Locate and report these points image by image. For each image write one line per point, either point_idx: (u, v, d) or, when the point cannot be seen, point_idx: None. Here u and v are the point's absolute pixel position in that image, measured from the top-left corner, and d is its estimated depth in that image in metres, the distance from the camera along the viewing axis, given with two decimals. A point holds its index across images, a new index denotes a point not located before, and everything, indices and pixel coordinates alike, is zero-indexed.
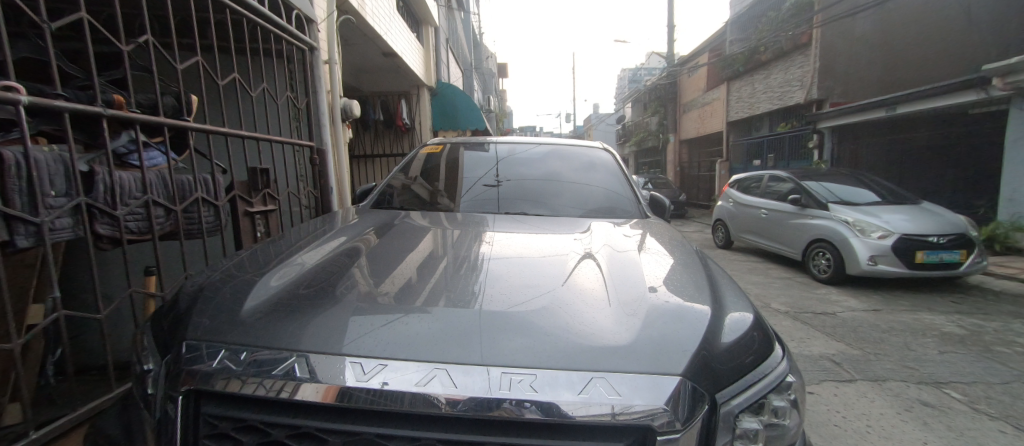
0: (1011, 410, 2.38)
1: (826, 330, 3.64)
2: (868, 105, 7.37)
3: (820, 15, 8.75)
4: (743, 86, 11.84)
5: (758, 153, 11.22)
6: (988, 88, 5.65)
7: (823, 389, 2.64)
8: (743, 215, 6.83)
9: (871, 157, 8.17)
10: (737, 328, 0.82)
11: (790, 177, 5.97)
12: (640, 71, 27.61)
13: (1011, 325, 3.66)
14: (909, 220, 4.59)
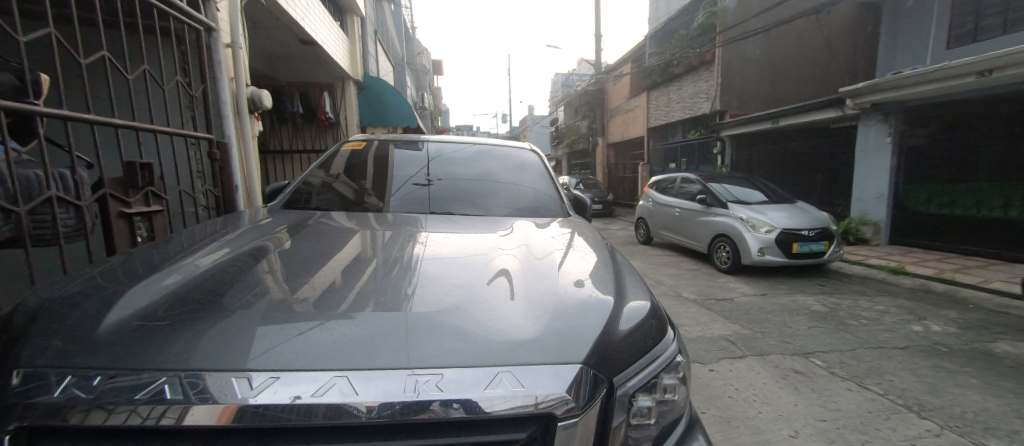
0: (855, 371, 2.93)
1: (725, 314, 4.14)
2: (757, 117, 8.50)
3: (722, 36, 9.89)
4: (660, 96, 12.93)
5: (673, 157, 12.34)
6: (842, 108, 6.86)
7: (722, 366, 2.99)
8: (660, 213, 7.47)
9: (761, 162, 9.43)
10: (634, 315, 0.91)
11: (698, 179, 6.67)
12: (572, 76, 28.85)
13: (858, 302, 4.48)
14: (788, 217, 5.40)
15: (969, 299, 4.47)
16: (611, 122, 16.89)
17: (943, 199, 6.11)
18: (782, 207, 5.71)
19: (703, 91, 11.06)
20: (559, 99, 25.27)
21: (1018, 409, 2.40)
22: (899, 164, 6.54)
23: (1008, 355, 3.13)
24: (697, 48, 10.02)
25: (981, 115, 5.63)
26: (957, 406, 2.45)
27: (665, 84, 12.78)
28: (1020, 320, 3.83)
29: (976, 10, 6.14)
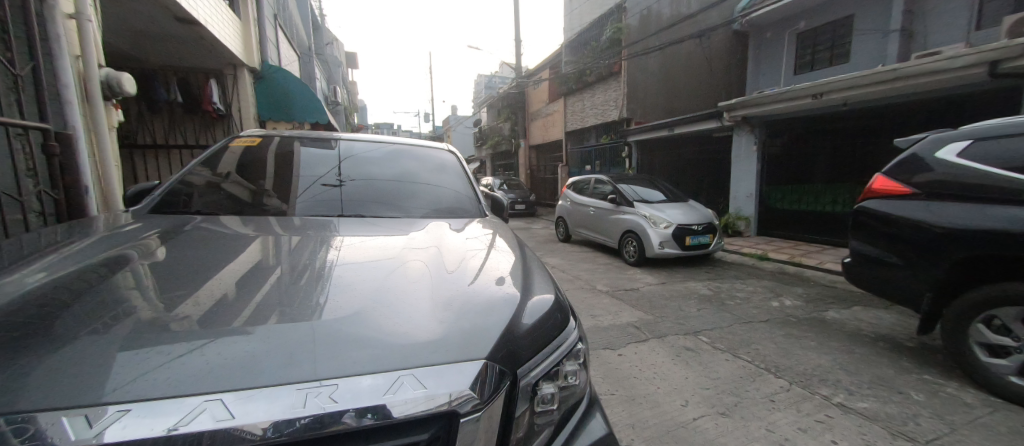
0: (732, 343, 3.43)
1: (632, 303, 4.55)
2: (657, 125, 9.47)
3: (627, 50, 10.82)
4: (576, 103, 13.74)
5: (588, 160, 13.16)
6: (721, 119, 7.99)
7: (629, 350, 3.28)
8: (577, 212, 7.95)
9: (661, 165, 10.51)
10: (539, 308, 0.96)
11: (609, 180, 7.23)
12: (494, 78, 29.16)
13: (736, 285, 5.26)
14: (682, 214, 6.12)
15: (812, 278, 5.50)
16: (531, 125, 17.43)
17: (793, 197, 7.47)
18: (678, 205, 6.45)
19: (612, 100, 12.01)
20: (481, 100, 25.29)
21: (840, 362, 3.03)
22: (764, 168, 7.81)
23: (836, 321, 3.93)
24: (606, 60, 10.84)
25: (819, 130, 7.02)
26: (802, 365, 3.01)
27: (579, 91, 13.57)
28: (845, 293, 4.83)
29: (813, 46, 7.99)
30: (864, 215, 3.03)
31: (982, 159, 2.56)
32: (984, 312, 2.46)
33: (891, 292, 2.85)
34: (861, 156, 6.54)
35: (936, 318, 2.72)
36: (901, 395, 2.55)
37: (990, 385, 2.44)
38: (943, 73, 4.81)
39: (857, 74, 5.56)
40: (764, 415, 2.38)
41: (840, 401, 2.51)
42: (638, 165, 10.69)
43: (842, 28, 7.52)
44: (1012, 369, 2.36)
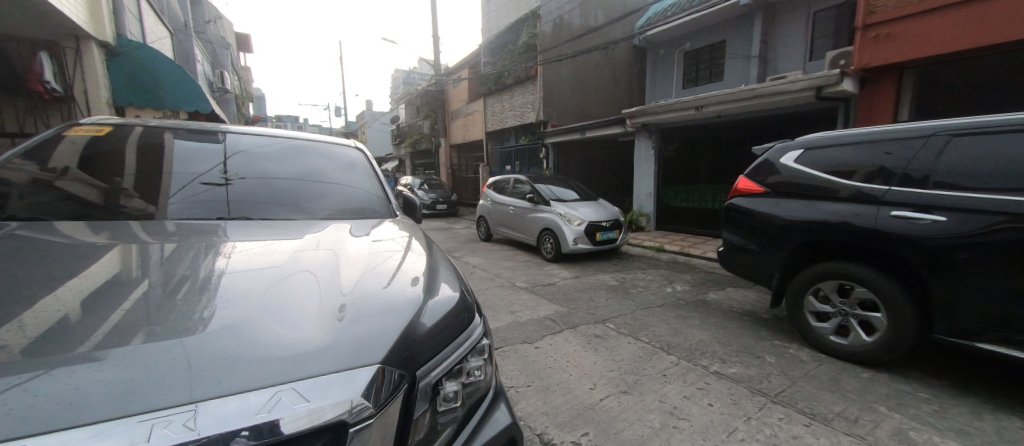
0: (633, 327, 3.80)
1: (549, 297, 4.76)
2: (570, 129, 9.99)
3: (542, 55, 11.23)
4: (494, 103, 13.77)
5: (508, 160, 13.33)
6: (624, 125, 8.73)
7: (545, 342, 3.43)
8: (497, 212, 8.07)
9: (575, 166, 11.13)
10: (443, 306, 0.98)
11: (527, 180, 7.46)
12: (412, 74, 28.09)
13: (638, 276, 5.80)
14: (593, 212, 6.56)
15: (698, 266, 6.32)
16: (451, 124, 17.15)
17: (682, 195, 8.49)
18: (589, 203, 6.89)
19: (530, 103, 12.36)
20: (398, 96, 24.14)
21: (715, 336, 3.55)
22: (660, 170, 8.73)
23: (715, 301, 4.58)
24: (522, 63, 11.13)
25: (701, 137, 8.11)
26: (688, 341, 3.45)
27: (497, 93, 13.71)
28: (722, 277, 5.64)
29: (696, 65, 9.42)
30: (733, 211, 3.57)
31: (811, 165, 3.17)
32: (812, 286, 3.09)
33: (753, 274, 3.42)
34: (733, 160, 7.67)
35: (783, 293, 3.34)
36: (758, 358, 3.07)
37: (817, 344, 3.07)
38: (786, 95, 5.88)
39: (727, 92, 6.55)
40: (658, 388, 2.67)
41: (715, 369, 2.94)
42: (555, 166, 11.17)
43: (717, 51, 8.94)
44: (831, 330, 3.00)
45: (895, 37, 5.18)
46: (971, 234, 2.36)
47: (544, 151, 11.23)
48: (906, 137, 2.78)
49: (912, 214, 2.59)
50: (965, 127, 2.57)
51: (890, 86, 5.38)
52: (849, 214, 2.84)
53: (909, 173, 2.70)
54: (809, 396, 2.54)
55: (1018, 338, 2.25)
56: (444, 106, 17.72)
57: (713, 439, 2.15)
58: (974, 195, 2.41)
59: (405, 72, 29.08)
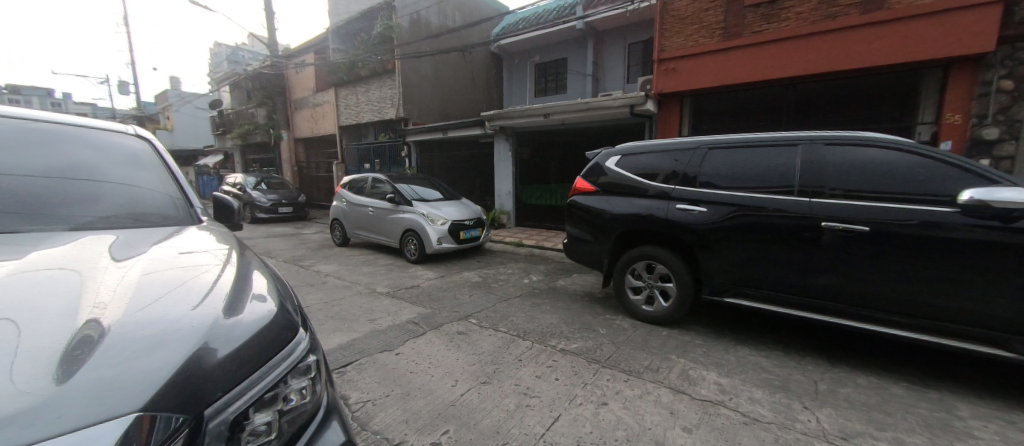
0: (494, 320, 3.98)
1: (412, 300, 4.60)
2: (431, 128, 9.82)
3: (399, 49, 10.69)
4: (347, 95, 12.57)
5: (365, 158, 12.33)
6: (483, 126, 9.03)
7: (406, 347, 3.30)
8: (355, 214, 7.43)
9: (437, 166, 11.04)
10: (245, 331, 0.89)
11: (387, 179, 7.05)
12: (240, 52, 23.37)
13: (500, 270, 6.09)
14: (456, 211, 6.56)
15: (551, 257, 6.99)
16: (294, 114, 14.93)
17: (536, 194, 9.26)
18: (452, 203, 6.88)
19: (387, 99, 11.45)
20: (220, 76, 19.72)
21: (562, 317, 4.00)
22: (516, 170, 9.34)
23: (564, 287, 5.16)
24: (378, 55, 10.40)
25: (549, 142, 8.99)
26: (541, 326, 3.80)
27: (350, 83, 12.49)
28: (570, 265, 6.38)
29: (547, 76, 10.53)
30: (574, 207, 4.12)
31: (627, 168, 3.87)
32: (629, 266, 3.78)
33: (589, 261, 4.00)
34: (575, 162, 8.68)
35: (610, 275, 3.99)
36: (593, 332, 3.59)
37: (634, 313, 3.76)
38: (610, 110, 6.99)
39: (566, 103, 7.39)
40: (514, 374, 2.86)
41: (561, 347, 3.31)
42: (417, 165, 10.87)
43: (561, 66, 10.21)
44: (642, 301, 3.73)
45: (677, 71, 6.71)
46: (721, 220, 3.22)
47: (405, 149, 10.84)
48: (683, 148, 3.61)
49: (686, 206, 3.41)
50: (716, 142, 3.45)
51: (675, 109, 6.97)
52: (650, 208, 3.58)
53: (687, 174, 3.51)
54: (627, 357, 3.10)
55: (747, 291, 3.17)
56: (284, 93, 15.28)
57: (558, 409, 2.42)
58: (721, 192, 3.28)
59: (228, 47, 24.01)
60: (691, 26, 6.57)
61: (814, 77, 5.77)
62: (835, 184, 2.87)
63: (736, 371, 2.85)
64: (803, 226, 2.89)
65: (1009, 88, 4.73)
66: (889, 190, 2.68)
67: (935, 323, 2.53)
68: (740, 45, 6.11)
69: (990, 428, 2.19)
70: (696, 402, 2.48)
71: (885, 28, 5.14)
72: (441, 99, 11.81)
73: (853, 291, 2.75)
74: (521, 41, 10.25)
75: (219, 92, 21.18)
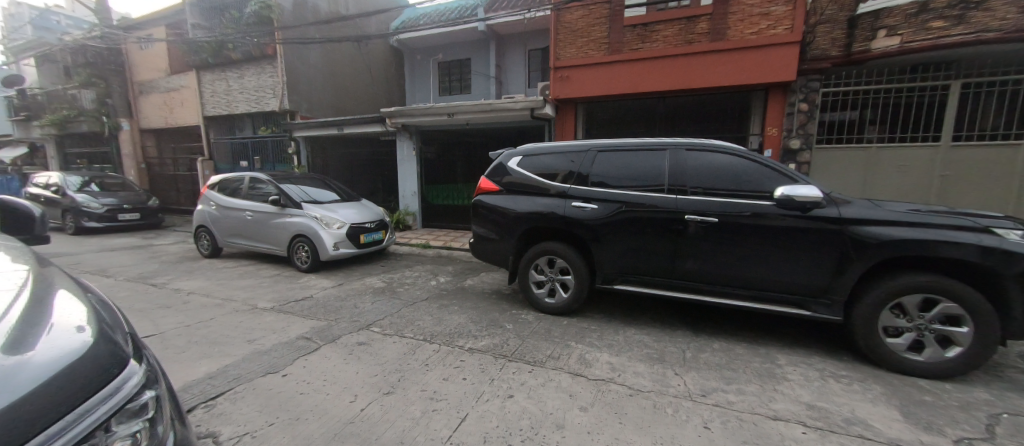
0: (398, 326, 3.79)
1: (302, 314, 4.13)
2: (324, 123, 8.90)
3: (281, 32, 9.46)
4: (213, 80, 10.73)
5: (241, 154, 10.67)
6: (384, 124, 8.55)
7: (296, 367, 2.95)
8: (229, 220, 6.41)
9: (331, 164, 10.04)
10: (37, 374, 0.73)
11: (269, 179, 6.21)
12: (53, 17, 18.32)
13: (405, 274, 5.83)
14: (355, 213, 6.06)
15: (459, 257, 6.93)
16: (140, 100, 12.25)
17: (442, 195, 9.07)
18: (350, 205, 6.35)
19: (268, 87, 9.85)
20: (19, 45, 15.11)
21: (470, 317, 4.00)
22: (421, 170, 9.05)
23: (471, 287, 5.16)
24: (255, 38, 9.12)
25: (454, 142, 8.89)
26: (448, 327, 3.74)
27: (217, 67, 10.67)
28: (478, 264, 6.41)
29: (451, 76, 10.56)
30: (479, 207, 4.20)
31: (528, 168, 4.05)
32: (532, 261, 3.96)
33: (496, 258, 4.10)
34: (481, 161, 8.70)
35: (516, 271, 4.14)
36: (500, 328, 3.67)
37: (538, 306, 3.95)
38: (512, 111, 7.19)
39: (469, 103, 7.39)
40: (419, 379, 2.77)
41: (469, 346, 3.31)
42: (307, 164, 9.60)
43: (465, 67, 10.32)
44: (545, 293, 3.93)
45: (570, 79, 7.23)
46: (609, 216, 3.57)
47: (291, 145, 9.57)
48: (576, 150, 3.89)
49: (580, 204, 3.70)
50: (604, 146, 3.79)
51: (570, 115, 7.52)
52: (549, 207, 3.81)
53: (580, 174, 3.80)
54: (531, 348, 3.23)
55: (631, 278, 3.58)
56: (123, 73, 12.39)
57: (464, 409, 2.41)
58: (608, 191, 3.63)
59: (32, 9, 18.60)
60: (581, 39, 7.15)
61: (678, 92, 6.73)
62: (695, 183, 3.38)
63: (624, 350, 3.18)
64: (673, 220, 3.36)
65: (804, 109, 6.06)
66: (734, 188, 3.25)
67: (765, 294, 3.15)
68: (621, 60, 6.83)
69: (799, 371, 2.81)
70: (591, 382, 2.71)
71: (727, 55, 6.21)
72: (333, 91, 10.84)
73: (711, 273, 3.28)
74: (423, 37, 10.01)
75: (16, 64, 16.23)
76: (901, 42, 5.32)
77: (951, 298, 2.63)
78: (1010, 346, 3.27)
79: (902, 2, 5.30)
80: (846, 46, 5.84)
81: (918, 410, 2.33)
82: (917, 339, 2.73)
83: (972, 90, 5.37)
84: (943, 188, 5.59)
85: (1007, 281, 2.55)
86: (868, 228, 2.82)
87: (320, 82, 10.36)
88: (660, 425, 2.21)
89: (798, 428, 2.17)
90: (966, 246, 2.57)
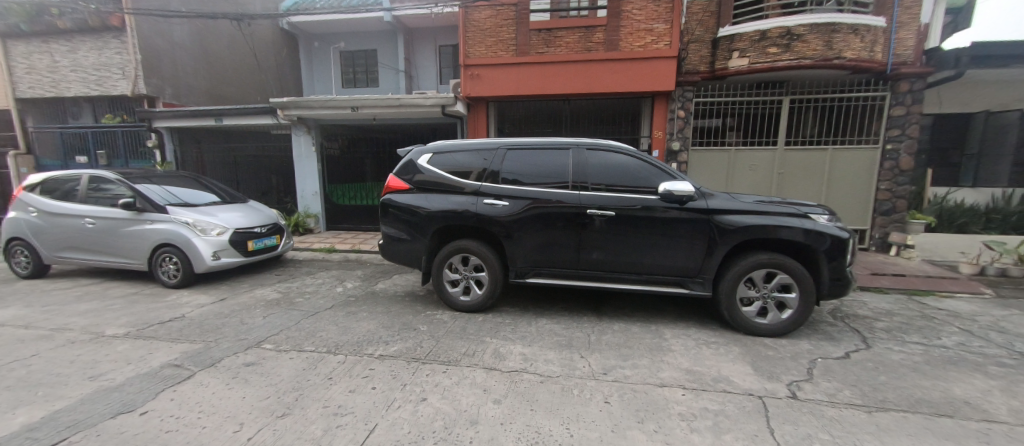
0: (296, 341, 3.41)
1: (171, 337, 3.47)
2: (197, 112, 7.63)
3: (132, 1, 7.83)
4: (30, 53, 8.44)
5: (78, 147, 8.61)
6: (276, 116, 7.64)
7: (161, 401, 2.47)
8: (61, 230, 5.11)
9: (210, 160, 8.62)
10: None
11: (119, 179, 5.09)
12: None
13: (304, 282, 5.27)
14: (241, 216, 5.25)
15: (368, 260, 6.51)
16: None
17: (349, 194, 8.41)
18: (234, 207, 5.49)
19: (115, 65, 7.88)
20: None
21: (380, 323, 3.77)
22: (323, 167, 8.30)
23: (382, 290, 4.88)
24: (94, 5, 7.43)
25: (361, 137, 8.24)
26: (355, 336, 3.48)
27: (36, 37, 8.41)
28: (391, 266, 6.08)
29: (353, 66, 9.89)
30: (389, 206, 4.00)
31: (439, 166, 3.97)
32: (445, 260, 3.89)
33: (409, 259, 3.95)
34: (391, 158, 8.17)
35: (429, 271, 4.03)
36: (413, 331, 3.54)
37: (452, 305, 3.90)
38: (422, 107, 6.98)
39: (376, 97, 6.95)
40: (321, 396, 2.53)
41: (379, 353, 3.13)
42: (176, 161, 8.34)
43: (370, 58, 9.74)
44: (459, 292, 3.89)
45: (480, 77, 7.26)
46: (520, 212, 3.67)
47: (151, 137, 8.05)
48: (487, 148, 3.92)
49: (491, 201, 3.74)
50: (514, 144, 3.89)
51: (481, 112, 7.58)
52: (462, 204, 3.78)
53: (492, 172, 3.83)
54: (445, 348, 3.18)
55: (541, 270, 3.75)
56: None
57: (374, 419, 2.27)
58: (517, 188, 3.73)
59: None
60: (490, 38, 7.23)
61: (580, 95, 7.22)
62: (596, 180, 3.65)
63: (535, 340, 3.31)
64: (577, 214, 3.59)
65: (682, 116, 6.99)
66: (628, 184, 3.58)
67: (656, 277, 3.55)
68: (528, 62, 7.06)
69: (681, 342, 3.23)
70: (504, 374, 2.77)
71: (620, 64, 6.83)
72: (208, 76, 9.32)
73: (611, 261, 3.59)
74: (322, 22, 9.17)
75: None
76: (749, 63, 6.36)
77: (786, 272, 3.26)
78: (824, 305, 4.20)
79: (748, 30, 6.34)
80: (711, 63, 6.85)
81: (764, 363, 2.85)
82: (763, 305, 3.35)
83: (796, 105, 6.71)
84: (781, 184, 6.86)
85: (820, 254, 3.25)
86: (729, 217, 3.35)
87: (190, 65, 8.86)
88: (568, 406, 2.35)
89: (679, 391, 2.50)
90: (795, 229, 3.22)
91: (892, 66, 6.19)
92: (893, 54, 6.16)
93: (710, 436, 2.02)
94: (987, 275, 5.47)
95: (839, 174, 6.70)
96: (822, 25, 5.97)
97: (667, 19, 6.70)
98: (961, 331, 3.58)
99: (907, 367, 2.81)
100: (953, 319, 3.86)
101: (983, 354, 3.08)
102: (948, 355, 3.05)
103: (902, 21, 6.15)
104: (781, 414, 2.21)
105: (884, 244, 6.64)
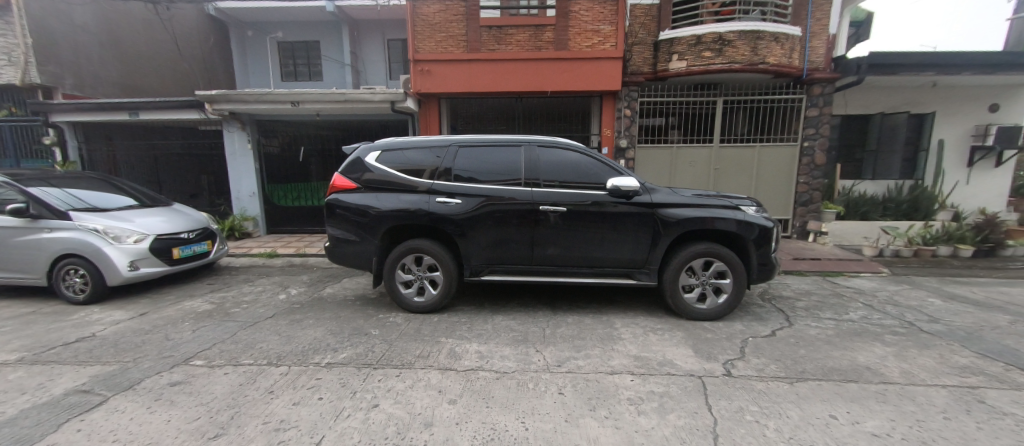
0: (231, 354, 3.13)
1: (79, 360, 3.05)
2: (107, 105, 6.76)
3: None
4: None
5: None
6: (203, 111, 6.92)
7: (65, 433, 2.14)
8: None
9: (124, 159, 7.58)
10: None
11: (6, 181, 4.38)
12: None
13: (240, 290, 4.85)
14: (164, 221, 4.69)
15: (314, 264, 6.14)
16: None
17: (291, 194, 7.87)
18: (156, 211, 4.91)
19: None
20: None
21: (327, 330, 3.56)
22: (261, 167, 7.70)
23: (330, 296, 4.62)
24: None
25: (303, 133, 7.69)
26: (300, 344, 3.27)
27: None
28: (339, 270, 5.77)
29: (292, 58, 9.26)
30: (335, 207, 3.79)
31: (389, 163, 3.82)
32: (397, 261, 3.76)
33: (359, 262, 3.77)
34: (337, 155, 7.74)
35: (380, 273, 3.87)
36: (363, 336, 3.39)
37: (405, 307, 3.79)
38: (370, 103, 6.68)
39: (319, 91, 6.54)
40: (261, 411, 2.34)
41: (326, 361, 2.96)
42: (80, 160, 7.35)
43: (312, 50, 9.16)
44: (413, 293, 3.79)
45: (431, 73, 7.09)
46: (473, 210, 3.63)
47: (48, 134, 7.04)
48: (439, 145, 3.83)
49: (444, 199, 3.66)
50: (467, 141, 3.83)
51: (433, 109, 7.41)
52: (414, 203, 3.67)
53: (444, 169, 3.75)
54: (398, 351, 3.08)
55: (496, 267, 3.74)
56: None
57: (321, 431, 2.13)
58: (471, 186, 3.68)
59: None
60: (440, 33, 7.07)
61: (532, 93, 7.28)
62: (549, 177, 3.69)
63: (491, 337, 3.30)
64: (531, 211, 3.61)
65: (627, 114, 7.29)
66: (580, 181, 3.66)
67: (606, 270, 3.67)
68: (479, 58, 7.01)
69: (630, 331, 3.38)
70: (461, 373, 2.73)
71: (569, 63, 6.97)
72: (119, 64, 8.30)
73: (564, 256, 3.67)
74: (255, 10, 8.47)
75: None
76: (686, 65, 6.77)
77: (722, 260, 3.52)
78: (755, 289, 4.58)
79: (685, 34, 6.72)
80: (653, 65, 7.20)
81: (703, 346, 3.05)
82: (702, 292, 3.59)
83: (728, 106, 7.25)
84: (716, 178, 7.39)
85: (750, 243, 3.54)
86: (671, 211, 3.54)
87: (97, 52, 7.85)
88: (524, 400, 2.37)
89: (628, 377, 2.61)
90: (729, 220, 3.48)
91: (807, 72, 6.87)
92: (807, 61, 6.85)
93: (656, 417, 2.13)
94: (884, 256, 6.27)
95: (765, 169, 7.34)
96: (749, 32, 6.48)
97: (612, 21, 6.94)
98: (864, 305, 4.07)
99: (822, 340, 3.15)
100: (858, 296, 4.38)
101: (881, 325, 3.53)
102: (854, 327, 3.46)
103: (814, 31, 6.84)
104: (718, 391, 2.38)
105: (803, 231, 7.38)
